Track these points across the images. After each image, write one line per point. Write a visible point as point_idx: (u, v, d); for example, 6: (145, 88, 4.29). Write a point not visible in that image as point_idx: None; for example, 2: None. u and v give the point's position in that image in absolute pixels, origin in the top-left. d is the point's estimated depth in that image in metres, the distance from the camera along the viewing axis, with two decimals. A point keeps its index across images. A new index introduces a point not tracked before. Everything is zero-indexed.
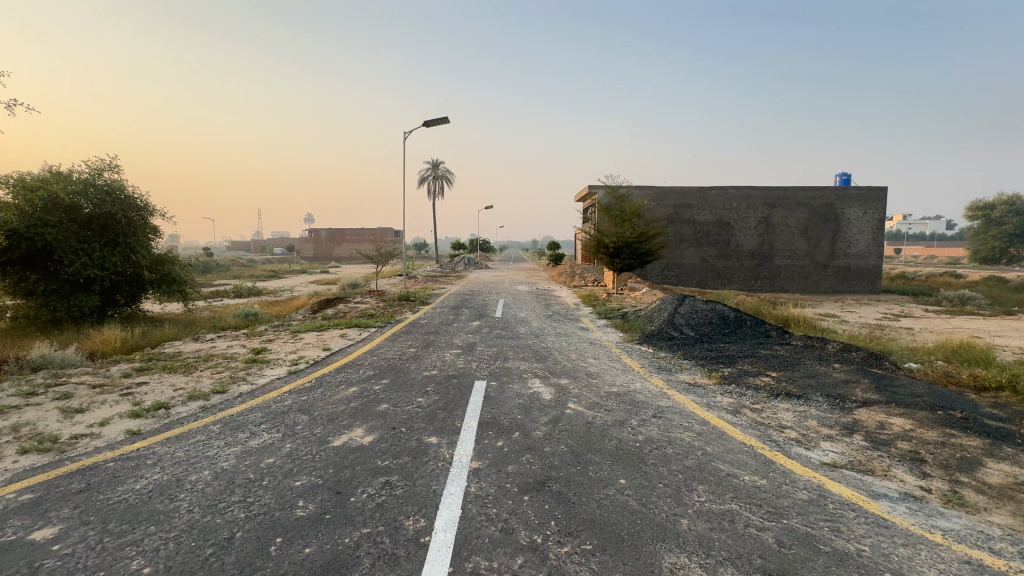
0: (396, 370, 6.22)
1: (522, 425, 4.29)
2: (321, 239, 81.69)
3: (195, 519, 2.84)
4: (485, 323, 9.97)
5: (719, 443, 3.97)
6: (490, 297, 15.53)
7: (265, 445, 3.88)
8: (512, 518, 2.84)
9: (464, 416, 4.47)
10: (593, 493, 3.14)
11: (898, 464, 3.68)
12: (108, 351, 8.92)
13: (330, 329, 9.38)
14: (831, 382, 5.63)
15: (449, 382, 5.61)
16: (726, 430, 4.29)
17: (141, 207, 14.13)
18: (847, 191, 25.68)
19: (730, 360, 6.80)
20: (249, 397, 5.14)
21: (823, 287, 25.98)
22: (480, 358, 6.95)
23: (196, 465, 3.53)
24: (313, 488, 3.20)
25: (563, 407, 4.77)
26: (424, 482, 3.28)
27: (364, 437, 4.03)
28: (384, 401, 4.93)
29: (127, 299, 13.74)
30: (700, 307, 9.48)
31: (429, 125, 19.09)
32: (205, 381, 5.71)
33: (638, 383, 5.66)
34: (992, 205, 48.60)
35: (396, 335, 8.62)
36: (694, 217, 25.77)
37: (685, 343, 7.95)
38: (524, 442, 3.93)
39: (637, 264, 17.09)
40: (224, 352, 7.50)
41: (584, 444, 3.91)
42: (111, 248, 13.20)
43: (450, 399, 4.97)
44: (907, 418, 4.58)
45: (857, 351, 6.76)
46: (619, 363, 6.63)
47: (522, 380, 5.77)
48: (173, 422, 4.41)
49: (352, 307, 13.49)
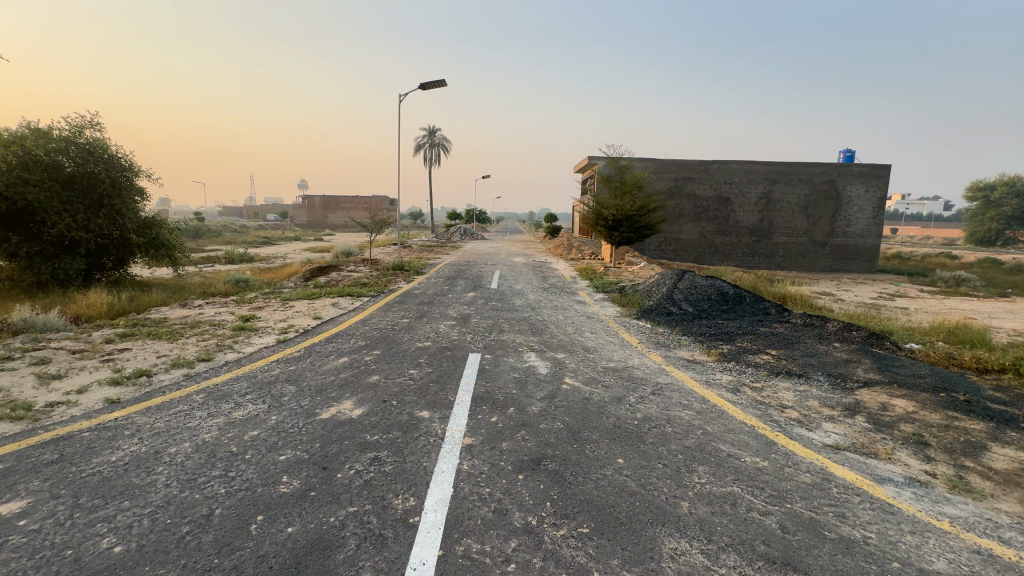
0: (389, 341, 6.06)
1: (517, 400, 4.16)
2: (316, 207, 80.54)
3: (173, 494, 2.70)
4: (480, 294, 9.77)
5: (719, 423, 3.86)
6: (486, 268, 15.28)
7: (249, 416, 3.73)
8: (505, 498, 2.73)
9: (458, 389, 4.34)
10: (590, 473, 3.02)
11: (902, 447, 3.59)
12: (95, 315, 8.70)
13: (322, 298, 9.15)
14: (832, 361, 5.53)
15: (443, 354, 5.47)
16: (725, 408, 4.18)
17: (126, 167, 13.67)
18: (850, 167, 25.28)
19: (729, 338, 6.67)
20: (236, 365, 4.97)
21: (820, 265, 25.90)
22: (475, 329, 6.78)
23: (177, 436, 3.38)
24: (299, 463, 3.06)
25: (560, 382, 4.65)
26: (414, 458, 3.15)
27: (354, 409, 3.88)
28: (374, 372, 4.80)
29: (115, 263, 13.42)
30: (700, 282, 9.32)
31: (425, 87, 18.28)
32: (190, 348, 5.53)
33: (636, 359, 5.54)
34: (992, 186, 48.33)
35: (389, 305, 8.44)
36: (694, 190, 25.37)
37: (683, 318, 7.83)
38: (519, 417, 3.80)
39: (636, 237, 16.82)
40: (212, 319, 7.30)
41: (581, 421, 3.78)
42: (96, 209, 12.82)
43: (443, 372, 4.83)
44: (909, 399, 4.49)
45: (858, 330, 6.65)
46: (617, 338, 6.50)
47: (518, 353, 5.63)
48: (156, 390, 4.26)
49: (345, 275, 13.25)
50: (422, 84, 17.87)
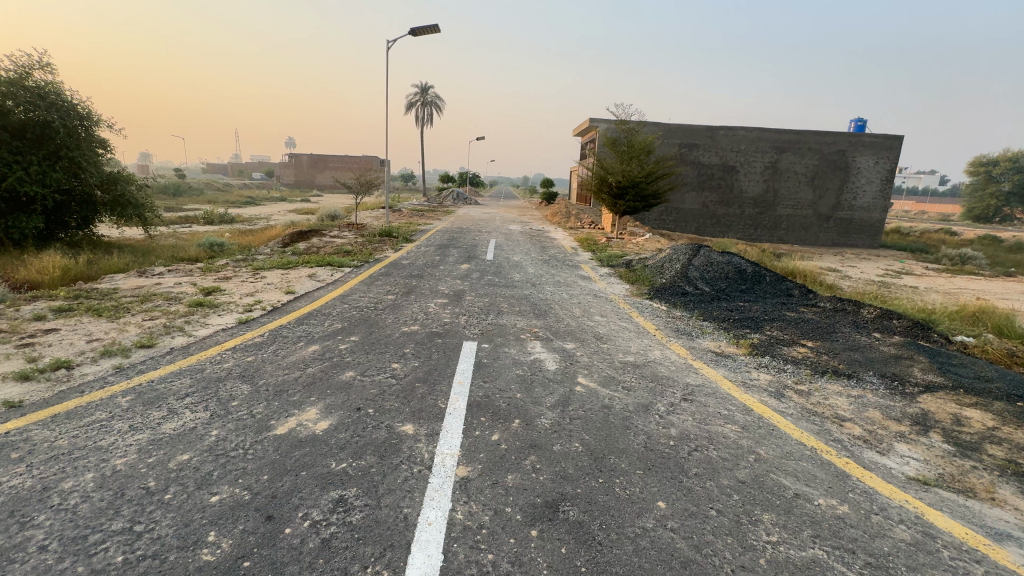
0: (371, 324, 5.20)
1: (522, 409, 3.37)
2: (303, 166, 77.58)
3: (46, 566, 1.91)
4: (474, 267, 8.88)
5: (773, 444, 3.13)
6: (480, 237, 14.28)
7: (183, 431, 2.92)
8: (514, 573, 1.97)
9: (449, 393, 3.54)
10: (625, 527, 2.27)
11: (1002, 482, 2.88)
12: (45, 283, 7.72)
13: (298, 268, 8.19)
14: (880, 358, 4.79)
15: (431, 343, 4.64)
16: (775, 421, 3.45)
17: (83, 115, 12.30)
18: (861, 137, 24.25)
19: (756, 324, 5.93)
20: (183, 354, 4.12)
21: (822, 239, 25.24)
22: (470, 310, 5.93)
23: (81, 462, 2.57)
24: (236, 509, 2.27)
25: (572, 383, 3.87)
26: (392, 501, 2.37)
27: (319, 422, 3.08)
28: (349, 367, 3.97)
29: (79, 222, 12.31)
30: (716, 259, 8.52)
31: (415, 33, 16.58)
32: (131, 330, 4.64)
33: (657, 351, 4.78)
34: (995, 161, 47.45)
35: (373, 278, 7.53)
36: (699, 158, 24.25)
37: (701, 299, 7.08)
38: (526, 436, 3.03)
39: (642, 206, 15.86)
40: (168, 292, 6.37)
41: (604, 442, 3.01)
42: (52, 162, 11.56)
43: (431, 368, 4.02)
44: (984, 410, 3.78)
45: (899, 319, 5.92)
46: (631, 323, 5.73)
47: (521, 342, 4.81)
48: (73, 390, 3.40)
49: (327, 241, 12.20)
50: (413, 30, 16.31)
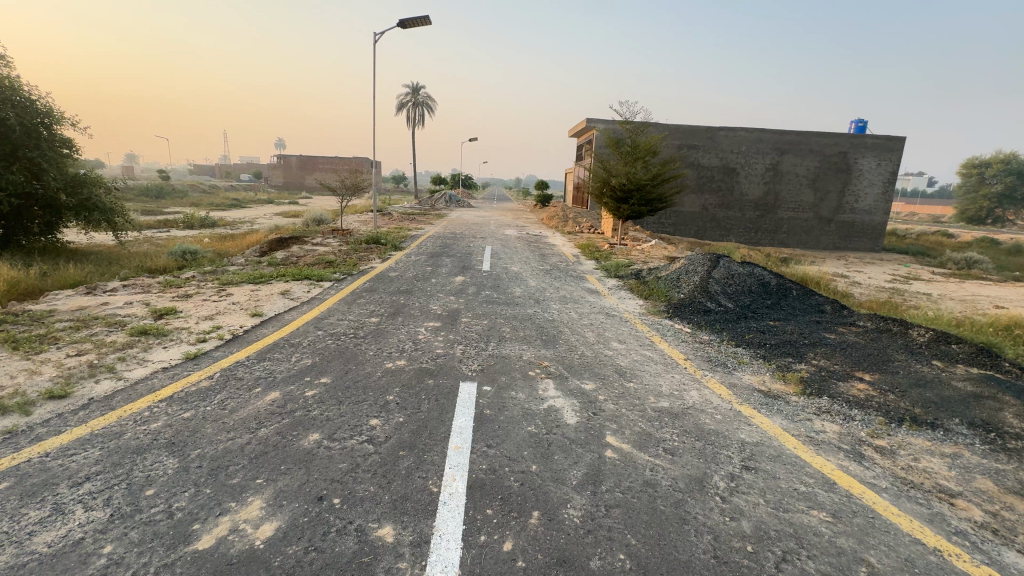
0: (347, 358, 4.32)
1: (541, 494, 2.51)
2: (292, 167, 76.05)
3: None
4: (470, 280, 8.01)
5: (884, 544, 2.31)
6: (475, 243, 13.38)
7: (61, 549, 2.03)
8: None
9: (444, 470, 2.67)
10: None
11: None
12: None
13: (272, 283, 7.26)
14: (960, 398, 3.99)
15: (421, 386, 3.77)
16: (872, 504, 2.63)
17: (45, 112, 11.25)
18: (863, 139, 23.74)
19: (796, 351, 5.14)
20: (102, 409, 3.21)
21: (824, 243, 24.66)
22: (467, 336, 5.08)
23: None
24: None
25: (600, 447, 3.02)
26: None
27: (261, 526, 2.21)
28: (314, 427, 3.09)
29: (41, 228, 11.27)
30: (737, 271, 7.73)
31: (405, 26, 15.66)
32: (48, 372, 3.73)
33: (695, 393, 3.94)
34: (988, 163, 47.39)
35: (355, 295, 6.65)
36: (698, 159, 23.60)
37: (726, 317, 6.29)
38: (552, 543, 2.18)
39: (645, 210, 15.09)
40: (112, 315, 5.45)
41: (661, 551, 2.17)
42: (9, 163, 10.51)
43: (421, 426, 3.15)
44: None
45: (961, 343, 5.14)
46: (655, 352, 4.90)
47: (530, 382, 3.96)
48: None
49: (309, 250, 11.23)
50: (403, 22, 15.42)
